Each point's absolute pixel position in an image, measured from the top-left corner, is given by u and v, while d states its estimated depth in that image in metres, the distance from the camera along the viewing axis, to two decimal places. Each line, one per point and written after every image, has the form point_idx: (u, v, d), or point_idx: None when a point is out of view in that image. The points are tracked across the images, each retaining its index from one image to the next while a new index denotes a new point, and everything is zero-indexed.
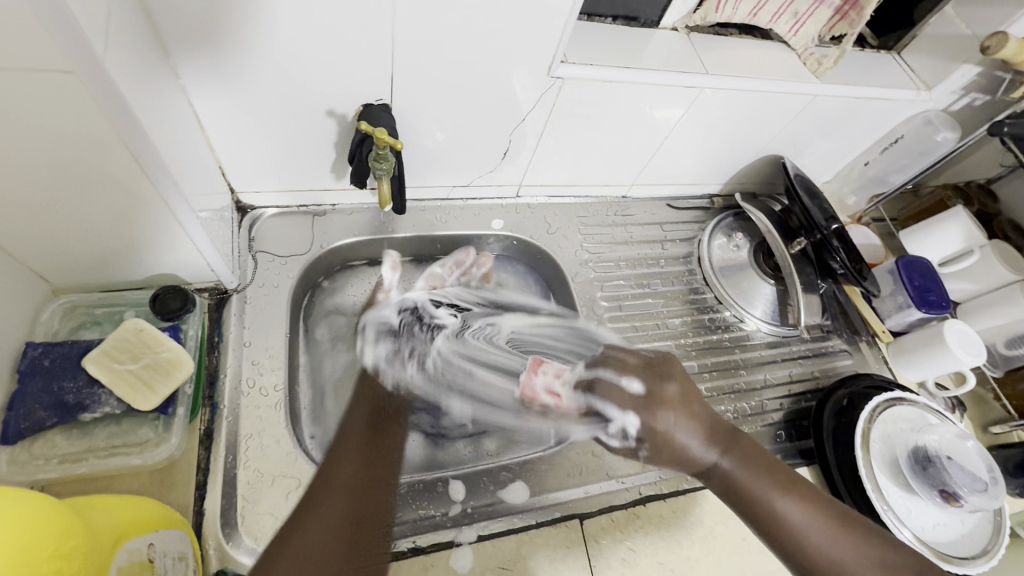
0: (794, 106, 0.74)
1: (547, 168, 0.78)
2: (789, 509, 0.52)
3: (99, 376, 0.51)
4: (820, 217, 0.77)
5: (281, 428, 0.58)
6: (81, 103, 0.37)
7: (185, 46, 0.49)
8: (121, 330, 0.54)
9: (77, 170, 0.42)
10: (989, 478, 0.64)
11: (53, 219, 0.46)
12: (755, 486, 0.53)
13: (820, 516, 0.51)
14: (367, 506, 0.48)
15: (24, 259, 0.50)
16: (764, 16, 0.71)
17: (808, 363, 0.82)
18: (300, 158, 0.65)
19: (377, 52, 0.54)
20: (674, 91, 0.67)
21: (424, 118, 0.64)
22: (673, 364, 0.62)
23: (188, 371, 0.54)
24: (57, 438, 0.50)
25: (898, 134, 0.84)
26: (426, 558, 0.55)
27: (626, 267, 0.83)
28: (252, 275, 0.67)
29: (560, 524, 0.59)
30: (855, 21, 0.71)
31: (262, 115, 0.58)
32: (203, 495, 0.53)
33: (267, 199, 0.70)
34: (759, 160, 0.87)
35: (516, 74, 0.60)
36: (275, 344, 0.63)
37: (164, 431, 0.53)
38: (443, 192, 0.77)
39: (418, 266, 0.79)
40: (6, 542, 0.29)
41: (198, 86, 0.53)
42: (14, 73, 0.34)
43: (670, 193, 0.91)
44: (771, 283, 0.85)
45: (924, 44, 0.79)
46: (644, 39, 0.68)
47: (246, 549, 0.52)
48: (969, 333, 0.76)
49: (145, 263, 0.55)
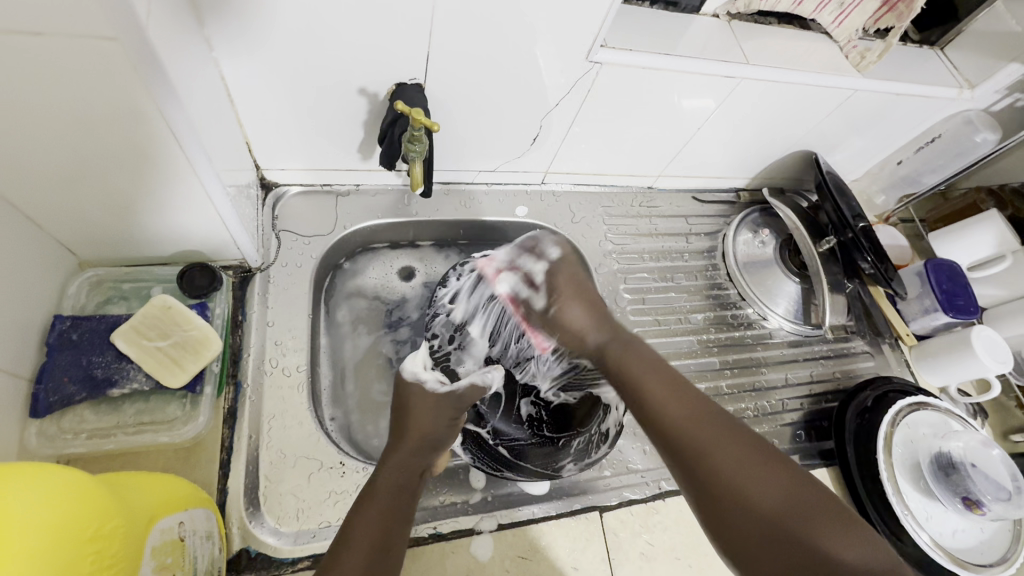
0: (834, 100, 0.72)
1: (575, 156, 0.76)
2: (687, 423, 0.47)
3: (128, 351, 0.51)
4: (848, 215, 0.75)
5: (304, 410, 0.58)
6: (120, 70, 0.36)
7: (213, 11, 0.47)
8: (150, 306, 0.53)
9: (104, 138, 0.41)
10: (1014, 487, 0.63)
11: (82, 190, 0.45)
12: (650, 390, 0.50)
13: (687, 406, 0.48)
14: (399, 547, 0.47)
15: (53, 231, 0.50)
16: (809, 6, 0.69)
17: (830, 363, 0.81)
18: (328, 136, 0.63)
19: (415, 29, 0.52)
20: (712, 80, 0.65)
21: (456, 101, 0.62)
22: (569, 267, 0.63)
23: (216, 350, 0.54)
24: (86, 412, 0.50)
25: (936, 133, 0.81)
26: (446, 545, 0.55)
27: (650, 259, 0.82)
28: (275, 254, 0.66)
29: (579, 516, 0.59)
30: (904, 13, 0.69)
31: (288, 89, 0.56)
32: (226, 473, 0.53)
33: (292, 177, 0.68)
34: (789, 155, 0.85)
35: (546, 58, 0.58)
36: (298, 324, 0.63)
37: (191, 409, 0.53)
38: (469, 176, 0.75)
39: (439, 252, 0.78)
40: (58, 525, 0.29)
41: (230, 58, 0.52)
42: (55, 38, 0.33)
43: (696, 185, 0.89)
44: (796, 280, 0.83)
45: (969, 40, 0.76)
46: (684, 26, 0.66)
47: (268, 529, 0.52)
48: (996, 340, 0.75)
49: (169, 240, 0.55)
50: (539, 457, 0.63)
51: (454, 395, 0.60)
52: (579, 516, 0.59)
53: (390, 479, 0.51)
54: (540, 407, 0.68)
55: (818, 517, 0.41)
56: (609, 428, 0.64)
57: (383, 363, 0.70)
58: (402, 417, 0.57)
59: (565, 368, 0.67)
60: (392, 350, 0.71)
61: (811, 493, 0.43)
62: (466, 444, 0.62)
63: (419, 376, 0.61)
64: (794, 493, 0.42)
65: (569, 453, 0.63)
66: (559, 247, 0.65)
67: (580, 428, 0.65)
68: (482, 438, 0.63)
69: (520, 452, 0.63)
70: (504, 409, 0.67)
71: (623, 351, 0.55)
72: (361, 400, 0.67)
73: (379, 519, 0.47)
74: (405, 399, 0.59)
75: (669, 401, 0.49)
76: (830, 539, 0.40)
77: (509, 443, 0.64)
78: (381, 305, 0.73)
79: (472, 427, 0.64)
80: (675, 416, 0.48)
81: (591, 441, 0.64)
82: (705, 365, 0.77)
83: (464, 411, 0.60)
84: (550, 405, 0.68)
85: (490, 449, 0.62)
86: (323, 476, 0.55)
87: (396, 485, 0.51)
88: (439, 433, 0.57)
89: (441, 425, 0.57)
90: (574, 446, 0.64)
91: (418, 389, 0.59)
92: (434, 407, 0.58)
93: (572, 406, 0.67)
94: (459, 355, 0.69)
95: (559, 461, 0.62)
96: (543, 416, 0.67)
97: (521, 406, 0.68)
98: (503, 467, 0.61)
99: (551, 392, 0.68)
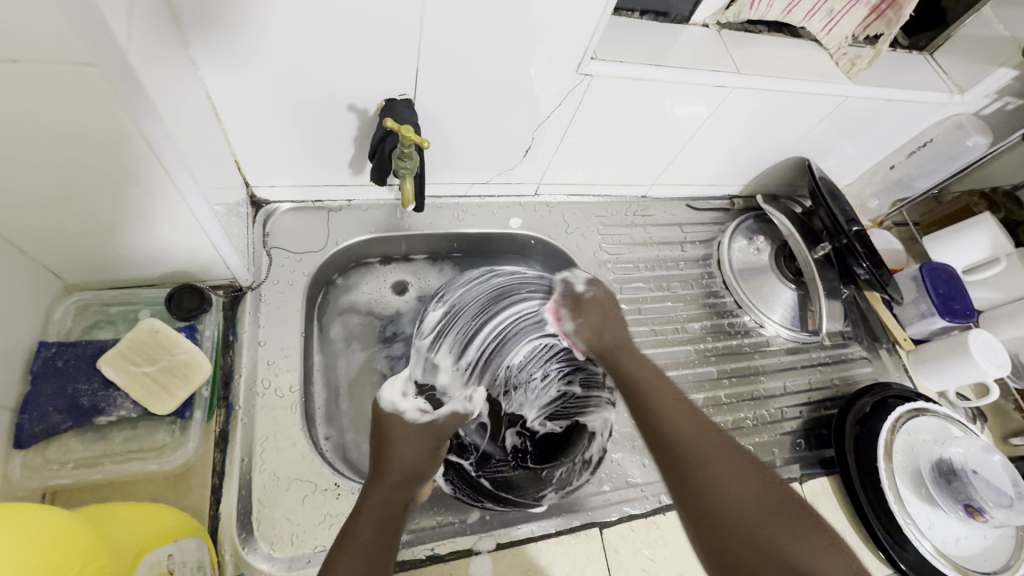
0: (824, 107, 0.72)
1: (567, 167, 0.76)
2: (689, 432, 0.50)
3: (116, 377, 0.50)
4: (842, 220, 0.74)
5: (297, 431, 0.57)
6: (100, 94, 0.35)
7: (199, 29, 0.46)
8: (137, 330, 0.52)
9: (89, 163, 0.41)
10: (1015, 493, 0.63)
11: (63, 214, 0.44)
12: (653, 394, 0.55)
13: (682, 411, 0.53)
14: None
15: (36, 255, 0.48)
16: (798, 14, 0.69)
17: (828, 370, 0.80)
18: (320, 151, 0.63)
19: (403, 44, 0.52)
20: (703, 90, 0.64)
21: (446, 113, 0.62)
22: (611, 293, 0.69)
23: (205, 375, 0.53)
24: (71, 441, 0.49)
25: (927, 137, 0.82)
26: (443, 566, 0.54)
27: (645, 269, 0.82)
28: (266, 272, 0.65)
29: (578, 533, 0.58)
30: (892, 21, 0.68)
31: (278, 106, 0.56)
32: (218, 499, 0.52)
33: (282, 194, 0.68)
34: (781, 161, 0.85)
35: (538, 69, 0.58)
36: (290, 343, 0.62)
37: (180, 435, 0.52)
38: (462, 189, 0.75)
39: (433, 265, 0.77)
40: (44, 564, 0.29)
41: (216, 74, 0.51)
42: (31, 65, 0.33)
43: (690, 193, 0.88)
44: (791, 287, 0.83)
45: (958, 45, 0.76)
46: (674, 37, 0.66)
47: (262, 555, 0.51)
48: (993, 344, 0.75)
49: (154, 262, 0.54)
50: (522, 485, 0.62)
51: (434, 425, 0.59)
52: (578, 533, 0.58)
53: (372, 511, 0.49)
54: (525, 438, 0.66)
55: (797, 529, 0.43)
56: (591, 455, 0.65)
57: (377, 380, 0.69)
58: (383, 449, 0.55)
59: (554, 397, 0.67)
60: (386, 366, 0.70)
61: (793, 510, 0.44)
62: (448, 473, 0.61)
63: (398, 407, 0.59)
64: (769, 505, 0.44)
65: (552, 483, 0.63)
66: (591, 282, 0.69)
67: (563, 457, 0.65)
68: (465, 470, 0.62)
69: (502, 482, 0.62)
70: (490, 436, 0.65)
71: (636, 360, 0.60)
72: (356, 419, 0.66)
73: (360, 552, 0.45)
74: (386, 430, 0.57)
75: (668, 405, 0.53)
76: (808, 548, 0.42)
77: (491, 475, 0.63)
78: (375, 321, 0.72)
79: (454, 457, 0.63)
80: (672, 422, 0.51)
81: (574, 467, 0.64)
82: (703, 375, 0.76)
83: (444, 441, 0.59)
84: (535, 435, 0.66)
85: (472, 480, 0.61)
86: (318, 498, 0.55)
87: (377, 518, 0.49)
88: (421, 463, 0.55)
89: (424, 455, 0.56)
90: (557, 475, 0.63)
91: (395, 419, 0.58)
92: (413, 439, 0.56)
93: (556, 435, 0.66)
94: (440, 380, 0.67)
95: (542, 490, 0.62)
96: (527, 447, 0.66)
97: (506, 436, 0.66)
98: (482, 497, 0.61)
99: (536, 422, 0.67)
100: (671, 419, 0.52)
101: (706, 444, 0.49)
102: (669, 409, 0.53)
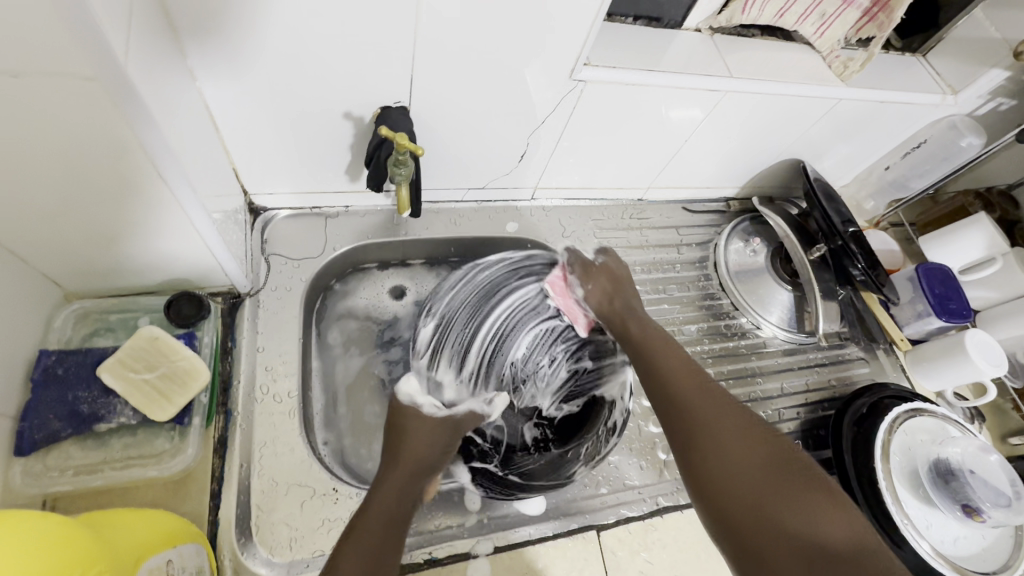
0: (817, 110, 0.73)
1: (563, 171, 0.77)
2: (695, 397, 0.52)
3: (114, 385, 0.50)
4: (838, 222, 0.75)
5: (296, 436, 0.58)
6: (99, 107, 0.36)
7: (197, 42, 0.47)
8: (136, 338, 0.53)
9: (87, 174, 0.41)
10: (1013, 492, 0.63)
11: (62, 224, 0.45)
12: (662, 362, 0.57)
13: (688, 376, 0.54)
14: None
15: (37, 264, 0.49)
16: (790, 18, 0.69)
17: (824, 371, 0.81)
18: (317, 159, 0.64)
19: (398, 53, 0.53)
20: (696, 94, 0.65)
21: (442, 120, 0.62)
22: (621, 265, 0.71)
23: (204, 381, 0.54)
24: (71, 448, 0.49)
25: (921, 138, 0.82)
26: (441, 569, 0.54)
27: (642, 272, 0.82)
28: (265, 278, 0.66)
29: (576, 535, 0.58)
30: (885, 23, 0.69)
31: (275, 115, 0.57)
32: (217, 504, 0.52)
33: (279, 201, 0.68)
34: (777, 163, 0.85)
35: (532, 74, 0.58)
36: (288, 349, 0.62)
37: (180, 441, 0.52)
38: (458, 195, 0.75)
39: (430, 270, 0.78)
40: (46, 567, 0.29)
41: (214, 84, 0.51)
42: (32, 79, 0.34)
43: (685, 196, 0.89)
44: (788, 289, 0.83)
45: (950, 46, 0.77)
46: (667, 41, 0.66)
47: (261, 560, 0.51)
48: (990, 343, 0.75)
49: (153, 269, 0.54)
50: (553, 473, 0.63)
51: (452, 420, 0.59)
52: (575, 536, 0.58)
53: (382, 503, 0.49)
54: (545, 427, 0.68)
55: (800, 486, 0.43)
56: (614, 420, 0.65)
57: (375, 385, 0.69)
58: (396, 442, 0.55)
59: (565, 377, 0.70)
60: (384, 370, 0.71)
61: (798, 470, 0.44)
62: (477, 477, 0.60)
63: (417, 401, 0.59)
64: (771, 461, 0.45)
65: (578, 460, 0.64)
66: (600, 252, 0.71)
67: (585, 434, 0.66)
68: (493, 471, 0.62)
69: (529, 475, 0.62)
70: (511, 430, 0.67)
71: (643, 330, 0.62)
72: (355, 423, 0.66)
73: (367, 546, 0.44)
74: (402, 423, 0.57)
75: (675, 370, 0.55)
76: (809, 506, 0.42)
77: (520, 471, 0.63)
78: (372, 325, 0.73)
79: (479, 464, 0.62)
80: (678, 386, 0.53)
81: (598, 439, 0.65)
82: None
83: (459, 434, 0.59)
84: (553, 421, 0.69)
85: (501, 479, 0.61)
86: (316, 502, 0.55)
87: (387, 510, 0.48)
88: (434, 457, 0.55)
89: (437, 449, 0.56)
90: (581, 452, 0.65)
91: (413, 411, 0.57)
92: (429, 431, 0.56)
93: (575, 415, 0.68)
94: (444, 392, 0.65)
95: (572, 468, 0.63)
96: (548, 435, 0.67)
97: (525, 431, 0.67)
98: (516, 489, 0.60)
99: (551, 408, 0.69)
100: (677, 383, 0.54)
101: (709, 405, 0.51)
102: (675, 374, 0.55)
